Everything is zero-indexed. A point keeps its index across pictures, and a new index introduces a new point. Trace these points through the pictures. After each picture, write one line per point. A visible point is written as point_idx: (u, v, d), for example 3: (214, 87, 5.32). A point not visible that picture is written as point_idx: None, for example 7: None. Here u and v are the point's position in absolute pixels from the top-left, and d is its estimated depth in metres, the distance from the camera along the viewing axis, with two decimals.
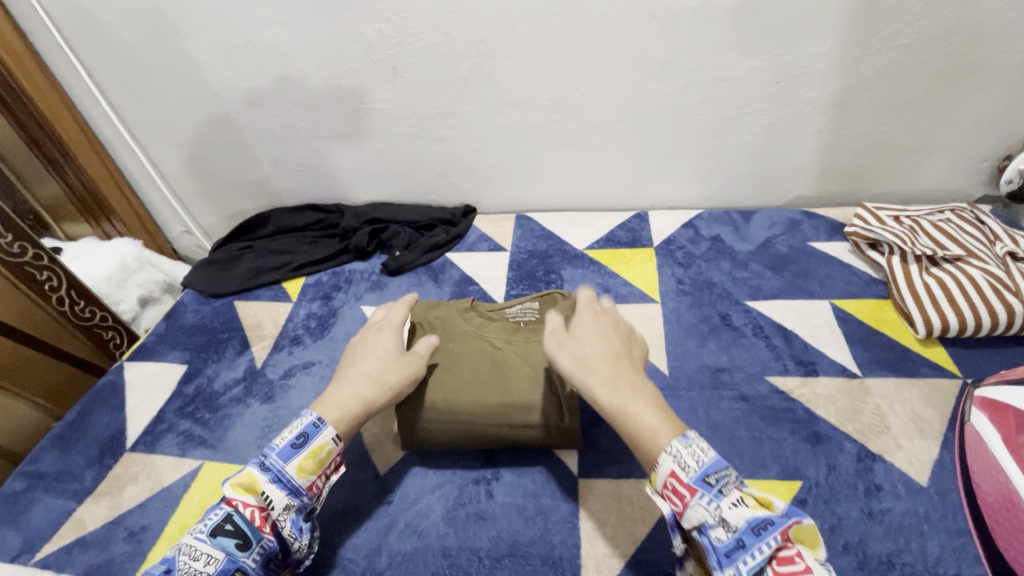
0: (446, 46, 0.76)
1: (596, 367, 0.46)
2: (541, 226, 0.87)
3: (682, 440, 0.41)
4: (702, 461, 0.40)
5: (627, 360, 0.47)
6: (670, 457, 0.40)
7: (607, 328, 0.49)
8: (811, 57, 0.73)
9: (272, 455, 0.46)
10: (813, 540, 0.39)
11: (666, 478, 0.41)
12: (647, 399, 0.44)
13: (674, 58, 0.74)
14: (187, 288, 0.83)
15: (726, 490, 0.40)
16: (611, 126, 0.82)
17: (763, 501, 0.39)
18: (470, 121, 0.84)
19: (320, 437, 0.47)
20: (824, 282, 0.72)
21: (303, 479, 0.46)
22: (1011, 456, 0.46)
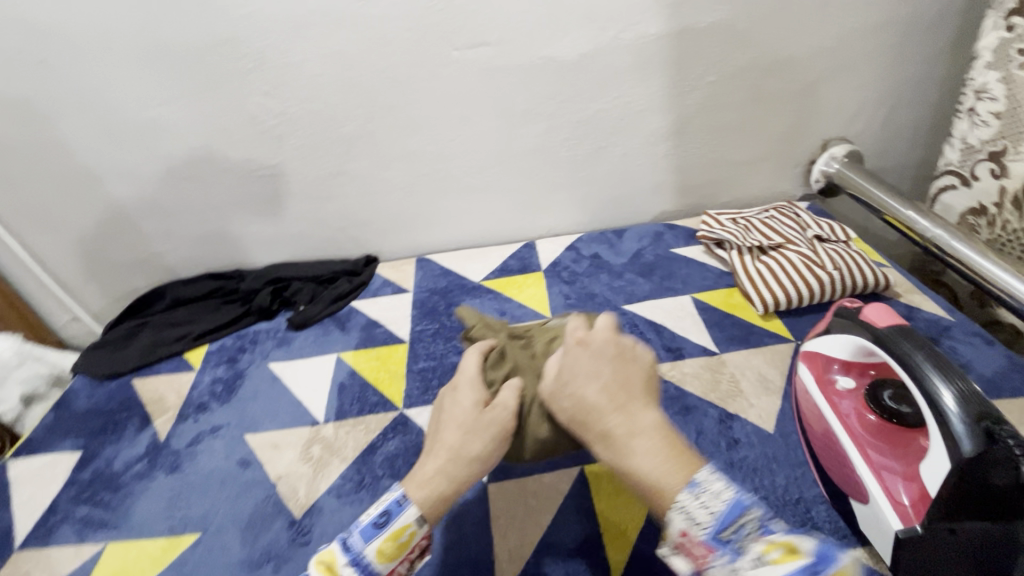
0: (327, 112, 0.82)
1: (593, 411, 0.46)
2: (439, 265, 0.94)
3: (691, 490, 0.39)
4: (718, 512, 0.37)
5: (623, 399, 0.46)
6: (681, 514, 0.38)
7: (601, 356, 0.48)
8: (643, 96, 0.88)
9: (357, 531, 0.46)
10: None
11: (679, 536, 0.38)
12: (647, 442, 0.43)
13: (532, 107, 0.86)
14: (77, 374, 0.80)
15: (744, 544, 0.36)
16: (489, 169, 0.92)
17: (784, 551, 0.34)
18: (360, 177, 0.90)
19: (403, 516, 0.46)
20: (685, 281, 0.83)
21: (383, 565, 0.45)
22: (824, 395, 0.55)
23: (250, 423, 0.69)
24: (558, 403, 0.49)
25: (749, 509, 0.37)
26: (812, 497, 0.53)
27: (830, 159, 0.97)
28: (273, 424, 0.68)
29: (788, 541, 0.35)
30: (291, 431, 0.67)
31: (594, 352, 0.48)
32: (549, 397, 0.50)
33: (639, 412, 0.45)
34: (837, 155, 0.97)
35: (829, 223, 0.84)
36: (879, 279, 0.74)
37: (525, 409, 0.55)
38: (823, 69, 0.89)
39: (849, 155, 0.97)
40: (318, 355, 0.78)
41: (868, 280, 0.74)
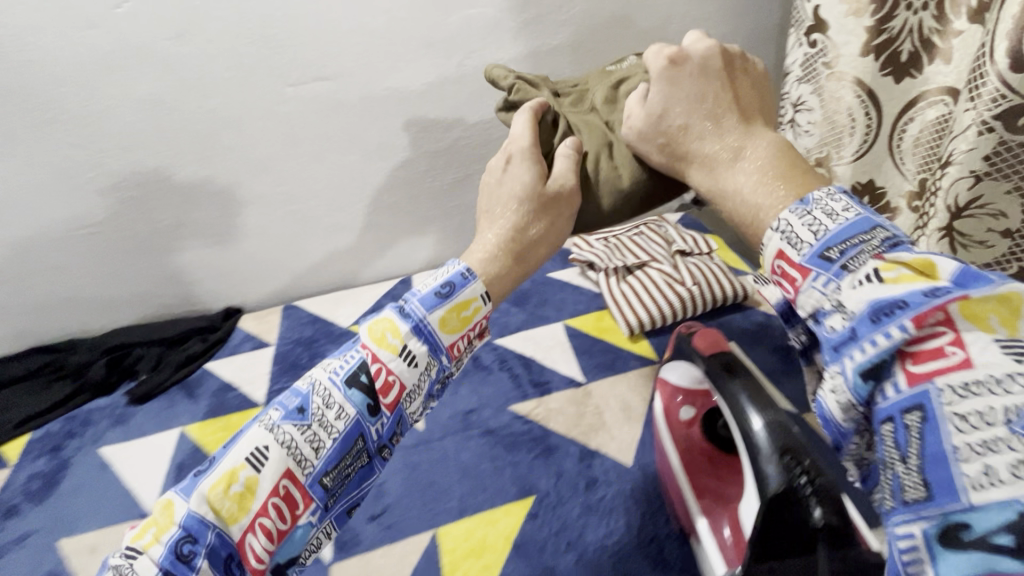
0: (152, 161, 0.75)
1: (704, 149, 0.45)
2: (308, 312, 0.88)
3: (803, 206, 0.36)
4: (826, 232, 0.34)
5: (728, 113, 0.45)
6: (778, 236, 0.36)
7: (720, 82, 0.46)
8: (502, 121, 0.86)
9: (416, 300, 0.45)
10: (984, 316, 0.28)
11: (774, 261, 0.37)
12: (763, 143, 0.43)
13: (386, 139, 0.82)
14: None
15: (855, 264, 0.33)
16: (351, 207, 0.87)
17: (919, 270, 0.30)
18: (206, 226, 0.83)
19: (466, 290, 0.46)
20: (558, 307, 0.81)
21: (447, 335, 0.45)
22: (666, 426, 0.54)
23: (67, 525, 0.60)
24: (649, 145, 0.47)
25: (872, 229, 0.34)
26: (665, 534, 0.52)
27: None
28: (95, 523, 0.60)
29: (918, 259, 0.31)
30: (115, 529, 0.59)
31: (715, 82, 0.46)
32: (630, 144, 0.49)
33: (754, 138, 0.43)
34: None
35: (693, 236, 0.85)
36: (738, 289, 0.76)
37: (583, 166, 0.51)
38: None
39: None
40: (159, 432, 0.70)
41: (723, 293, 0.76)
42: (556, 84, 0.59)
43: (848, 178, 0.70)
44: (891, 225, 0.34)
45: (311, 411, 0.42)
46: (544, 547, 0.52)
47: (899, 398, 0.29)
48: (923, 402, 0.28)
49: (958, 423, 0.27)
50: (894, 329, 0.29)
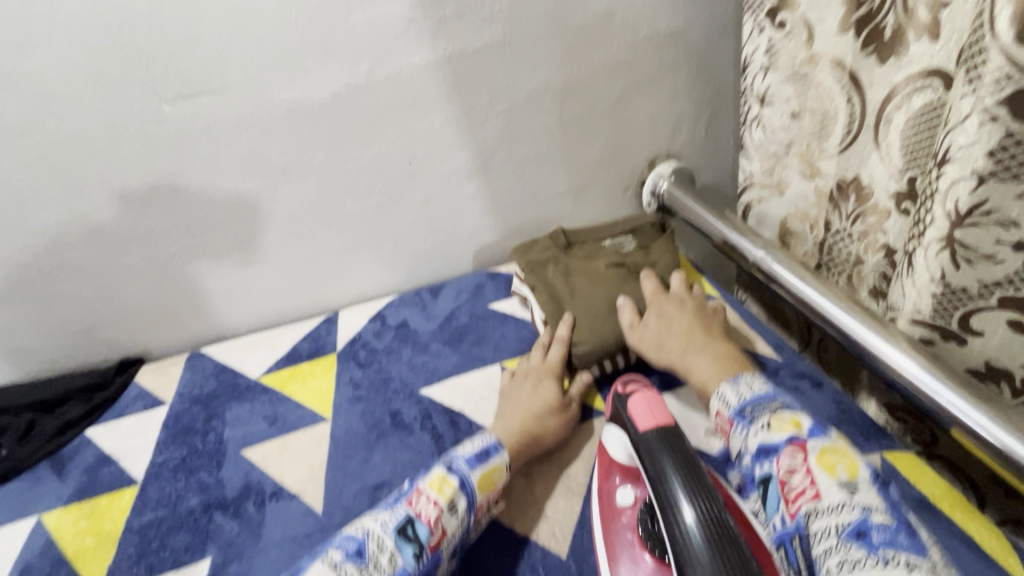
0: (8, 197, 0.64)
1: (669, 343, 0.58)
2: (215, 360, 0.76)
3: (732, 385, 0.49)
4: (741, 399, 0.47)
5: (699, 334, 0.58)
6: (718, 400, 0.49)
7: (692, 325, 0.59)
8: (428, 135, 0.75)
9: (459, 459, 0.48)
10: (838, 464, 0.40)
11: (715, 416, 0.49)
12: (706, 357, 0.55)
13: (292, 160, 0.71)
14: None
15: (756, 417, 0.45)
16: (259, 238, 0.76)
17: (791, 422, 0.43)
18: (87, 268, 0.71)
19: (497, 455, 0.49)
20: (498, 347, 0.70)
21: (481, 495, 0.47)
22: (599, 516, 0.43)
23: None
24: (647, 347, 0.59)
25: (774, 399, 0.46)
26: None
27: (658, 179, 0.89)
28: None
29: (791, 416, 0.44)
30: None
31: (685, 314, 0.61)
32: (626, 338, 0.62)
33: (713, 342, 0.56)
34: (664, 174, 0.88)
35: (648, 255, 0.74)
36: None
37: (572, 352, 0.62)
38: (626, 86, 0.80)
39: (676, 172, 0.88)
40: (13, 522, 0.58)
41: None
42: (569, 234, 0.75)
43: (831, 174, 0.61)
44: (786, 396, 0.46)
45: (368, 553, 0.41)
46: None
47: (781, 527, 0.41)
48: (799, 534, 0.39)
49: (814, 539, 0.38)
50: (767, 465, 0.42)
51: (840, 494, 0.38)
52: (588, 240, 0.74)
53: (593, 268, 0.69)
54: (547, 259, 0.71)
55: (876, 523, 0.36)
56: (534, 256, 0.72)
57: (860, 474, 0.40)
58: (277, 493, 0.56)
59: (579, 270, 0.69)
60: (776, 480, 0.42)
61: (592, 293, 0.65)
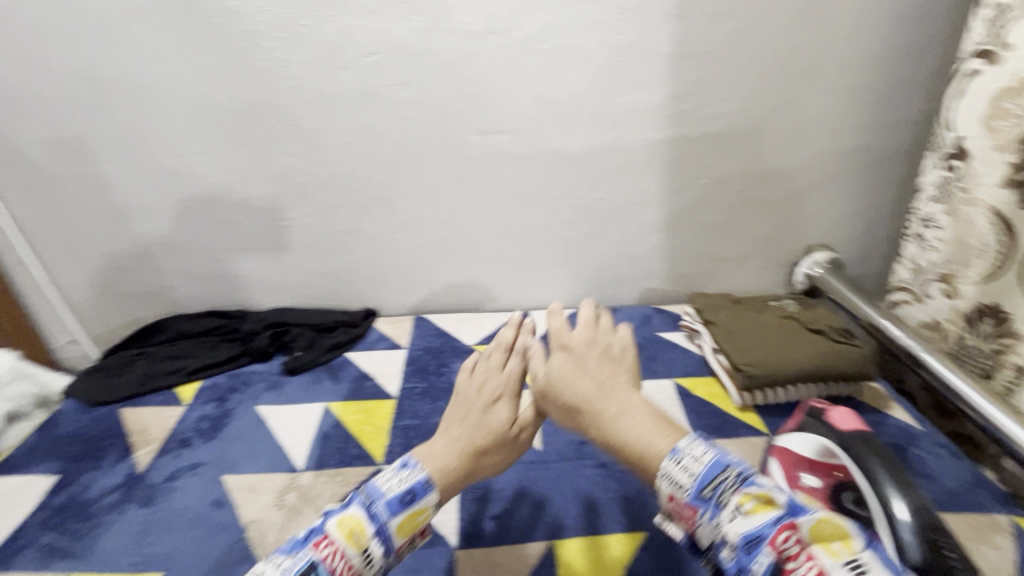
0: (349, 176, 0.89)
1: (580, 390, 0.52)
2: (435, 326, 0.97)
3: (673, 456, 0.43)
4: (693, 474, 0.42)
5: (621, 379, 0.52)
6: (664, 480, 0.43)
7: (610, 363, 0.54)
8: (640, 191, 0.95)
9: (381, 501, 0.49)
10: (826, 535, 0.38)
11: (669, 501, 0.43)
12: (637, 409, 0.48)
13: (538, 189, 0.93)
14: (68, 397, 0.82)
15: (722, 499, 0.41)
16: (492, 241, 0.98)
17: (761, 501, 0.39)
18: (372, 236, 0.96)
19: (425, 498, 0.51)
20: (669, 365, 0.87)
21: (398, 538, 0.49)
22: (791, 492, 0.57)
23: (229, 464, 0.70)
24: (556, 407, 0.54)
25: (727, 466, 0.42)
26: None
27: (813, 263, 1.04)
28: (252, 467, 0.69)
29: (761, 494, 0.40)
30: (268, 475, 0.68)
31: (572, 358, 0.55)
32: (540, 388, 0.57)
33: (633, 394, 0.50)
34: (819, 260, 1.04)
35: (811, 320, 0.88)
36: (847, 387, 0.78)
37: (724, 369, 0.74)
38: (803, 184, 0.98)
39: (830, 261, 1.04)
40: (307, 402, 0.80)
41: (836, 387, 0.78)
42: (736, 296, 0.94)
43: (973, 297, 0.74)
44: (738, 459, 0.42)
45: None
46: None
47: None
48: None
49: None
50: (762, 556, 0.37)
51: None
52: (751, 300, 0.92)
53: (764, 319, 0.84)
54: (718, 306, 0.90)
55: None
56: (710, 301, 0.91)
57: (856, 543, 0.38)
58: None
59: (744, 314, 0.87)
60: (777, 568, 0.37)
61: (758, 329, 0.82)
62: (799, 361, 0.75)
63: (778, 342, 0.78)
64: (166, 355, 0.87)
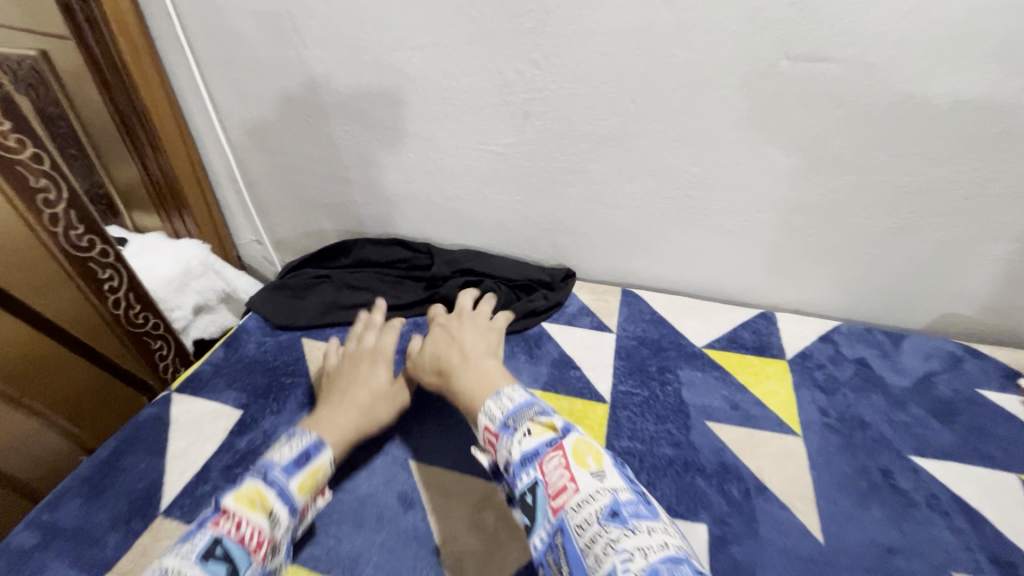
0: (591, 100, 0.67)
1: (446, 356, 0.60)
2: (650, 308, 0.77)
3: (495, 399, 0.51)
4: (505, 409, 0.50)
5: (479, 348, 0.62)
6: (484, 415, 0.51)
7: (483, 340, 0.64)
8: (1018, 179, 0.62)
9: (274, 470, 0.47)
10: (586, 456, 0.45)
11: (483, 432, 0.50)
12: (498, 370, 0.57)
13: (852, 153, 0.64)
14: (251, 311, 0.75)
15: (518, 427, 0.47)
16: (752, 214, 0.72)
17: (545, 426, 0.47)
18: (595, 182, 0.75)
19: (320, 457, 0.50)
20: (1006, 449, 0.59)
21: (301, 499, 0.47)
22: None
23: (416, 441, 0.59)
24: (432, 377, 0.60)
25: (532, 406, 0.50)
26: None
27: None
28: (444, 460, 0.57)
29: (545, 421, 0.47)
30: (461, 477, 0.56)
31: (444, 330, 0.65)
32: (414, 372, 0.62)
33: (490, 360, 0.59)
34: None
35: None
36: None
37: None
38: None
39: None
40: None
41: None
42: None
43: None
44: (543, 403, 0.50)
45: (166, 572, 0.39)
46: None
47: (548, 533, 0.42)
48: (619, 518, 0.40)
49: (579, 532, 0.40)
50: (532, 470, 0.44)
51: (599, 484, 0.42)
52: None
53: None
54: None
55: (623, 500, 0.42)
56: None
57: (605, 461, 0.45)
58: (761, 492, 0.54)
59: None
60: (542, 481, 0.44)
61: None
62: None
63: None
64: (348, 284, 0.77)
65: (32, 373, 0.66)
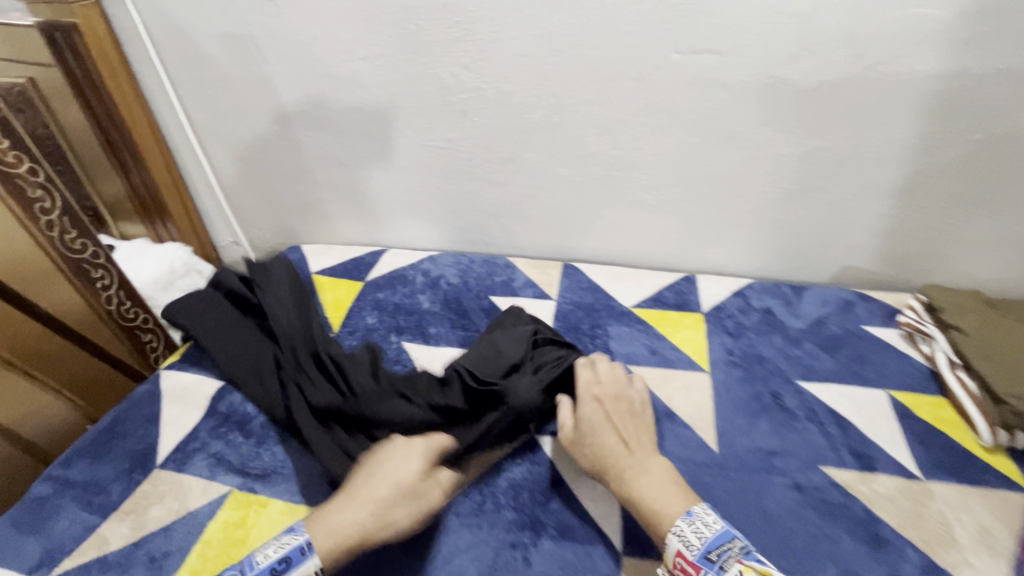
0: (519, 96, 0.78)
1: (604, 444, 0.56)
2: (587, 278, 0.87)
3: (687, 518, 0.48)
4: (705, 539, 0.46)
5: (643, 438, 0.56)
6: (676, 537, 0.47)
7: (640, 425, 0.58)
8: (881, 143, 0.74)
9: (252, 567, 0.47)
10: None
11: (674, 557, 0.47)
12: (665, 479, 0.52)
13: (742, 130, 0.75)
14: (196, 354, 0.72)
15: (724, 565, 0.44)
16: (668, 188, 0.83)
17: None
18: (531, 168, 0.85)
19: (301, 566, 0.47)
20: (880, 371, 0.69)
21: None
22: None
23: None
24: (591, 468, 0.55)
25: (734, 539, 0.46)
26: None
27: None
28: None
29: (759, 567, 0.43)
30: None
31: (603, 411, 0.58)
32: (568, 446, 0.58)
33: (655, 459, 0.54)
34: None
35: None
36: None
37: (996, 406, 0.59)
38: None
39: None
40: (453, 349, 0.75)
41: None
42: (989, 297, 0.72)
43: None
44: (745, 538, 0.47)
45: None
46: None
47: None
48: None
49: None
50: None
51: None
52: (1013, 305, 0.70)
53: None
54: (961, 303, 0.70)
55: None
56: (954, 300, 0.70)
57: None
58: (669, 417, 0.64)
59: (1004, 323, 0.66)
60: None
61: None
62: None
63: None
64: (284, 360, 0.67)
65: (41, 360, 0.76)
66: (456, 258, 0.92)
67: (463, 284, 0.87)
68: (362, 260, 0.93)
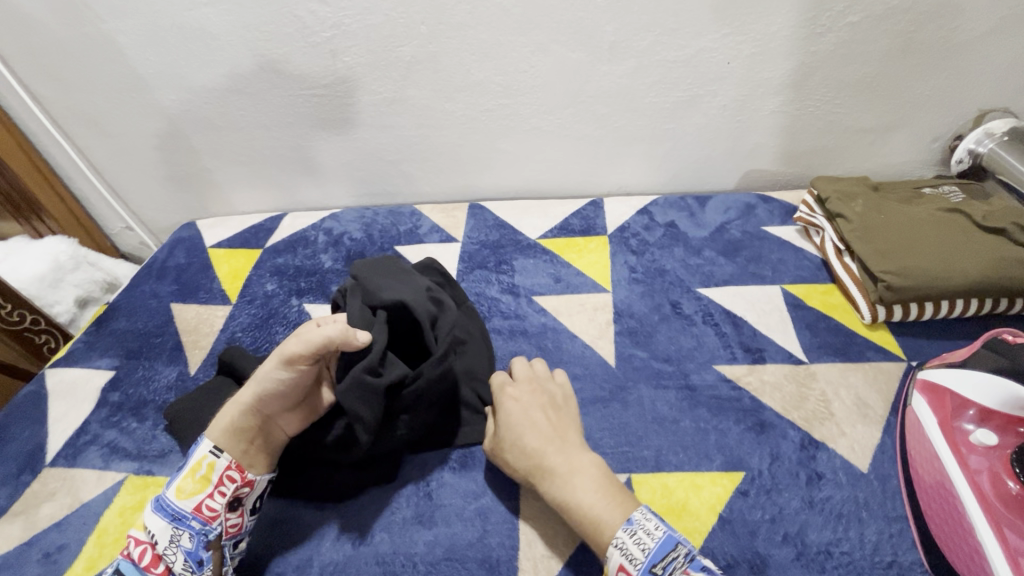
0: (387, 28, 0.72)
1: (529, 443, 0.51)
2: (493, 215, 0.85)
3: (626, 527, 0.44)
4: (647, 550, 0.43)
5: (555, 431, 0.52)
6: (617, 552, 0.43)
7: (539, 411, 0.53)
8: (762, 36, 0.71)
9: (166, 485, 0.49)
10: None
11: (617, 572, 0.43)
12: (586, 480, 0.48)
13: (623, 39, 0.72)
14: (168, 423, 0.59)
15: None
16: (563, 110, 0.80)
17: None
18: (418, 107, 0.80)
19: (197, 453, 0.49)
20: (776, 268, 0.71)
21: (185, 500, 0.48)
22: (947, 440, 0.48)
23: None
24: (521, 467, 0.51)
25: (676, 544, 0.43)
26: (908, 562, 0.45)
27: (984, 136, 0.78)
28: None
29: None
30: None
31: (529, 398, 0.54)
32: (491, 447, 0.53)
33: (573, 458, 0.49)
34: (994, 132, 0.77)
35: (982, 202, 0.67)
36: (1016, 303, 0.61)
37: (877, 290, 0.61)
38: (1004, 17, 0.69)
39: (1011, 132, 0.77)
40: None
41: (1000, 304, 0.61)
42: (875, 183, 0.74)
43: None
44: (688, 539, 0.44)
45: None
46: (756, 533, 0.47)
47: None
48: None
49: None
50: None
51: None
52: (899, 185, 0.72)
53: (914, 213, 0.66)
54: (848, 190, 0.71)
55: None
56: (841, 189, 0.71)
57: None
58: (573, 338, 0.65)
59: (887, 206, 0.68)
60: None
61: (906, 231, 0.64)
62: (961, 276, 0.59)
63: (935, 246, 0.62)
64: None
65: None
66: (359, 212, 0.87)
67: (366, 238, 0.83)
68: (260, 226, 0.88)
